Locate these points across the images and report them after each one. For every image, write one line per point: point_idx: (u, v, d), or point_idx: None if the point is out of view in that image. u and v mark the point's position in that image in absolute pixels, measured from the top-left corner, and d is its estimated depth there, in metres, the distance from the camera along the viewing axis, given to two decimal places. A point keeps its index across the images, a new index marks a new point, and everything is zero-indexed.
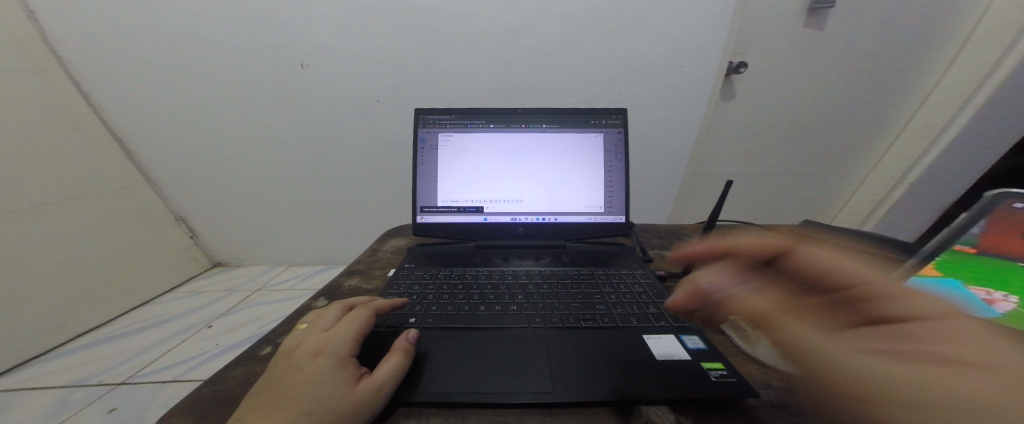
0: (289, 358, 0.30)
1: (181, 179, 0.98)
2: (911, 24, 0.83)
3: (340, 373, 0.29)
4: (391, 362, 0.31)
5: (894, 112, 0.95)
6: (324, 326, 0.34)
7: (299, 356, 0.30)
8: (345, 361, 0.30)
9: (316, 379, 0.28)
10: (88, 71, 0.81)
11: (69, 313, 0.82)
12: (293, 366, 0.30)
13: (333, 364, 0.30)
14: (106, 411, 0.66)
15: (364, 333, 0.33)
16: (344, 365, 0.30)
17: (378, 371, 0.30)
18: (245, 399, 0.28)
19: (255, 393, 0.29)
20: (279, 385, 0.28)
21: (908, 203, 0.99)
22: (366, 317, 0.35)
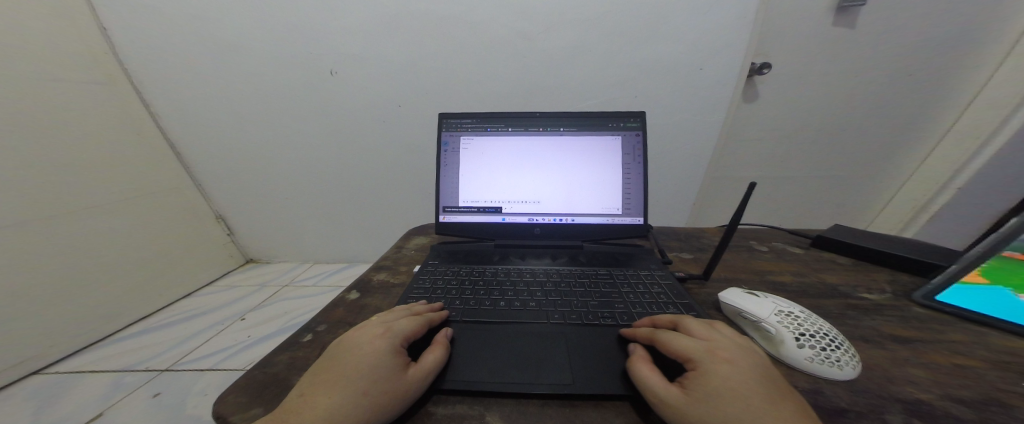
0: (352, 337, 0.33)
1: (222, 181, 1.05)
2: (955, 19, 0.78)
3: (393, 358, 0.31)
4: (435, 353, 0.33)
5: (936, 112, 0.90)
6: (386, 317, 0.36)
7: (362, 336, 0.33)
8: (398, 348, 0.33)
9: (371, 360, 0.31)
10: (146, 81, 0.88)
11: (123, 304, 0.89)
12: (355, 344, 0.32)
13: (389, 349, 0.32)
14: (151, 396, 0.72)
15: (420, 329, 0.36)
16: (397, 352, 0.32)
17: (424, 360, 0.32)
18: (312, 373, 0.31)
19: (321, 367, 0.31)
20: (341, 362, 0.31)
21: (951, 208, 0.94)
22: (423, 317, 0.37)
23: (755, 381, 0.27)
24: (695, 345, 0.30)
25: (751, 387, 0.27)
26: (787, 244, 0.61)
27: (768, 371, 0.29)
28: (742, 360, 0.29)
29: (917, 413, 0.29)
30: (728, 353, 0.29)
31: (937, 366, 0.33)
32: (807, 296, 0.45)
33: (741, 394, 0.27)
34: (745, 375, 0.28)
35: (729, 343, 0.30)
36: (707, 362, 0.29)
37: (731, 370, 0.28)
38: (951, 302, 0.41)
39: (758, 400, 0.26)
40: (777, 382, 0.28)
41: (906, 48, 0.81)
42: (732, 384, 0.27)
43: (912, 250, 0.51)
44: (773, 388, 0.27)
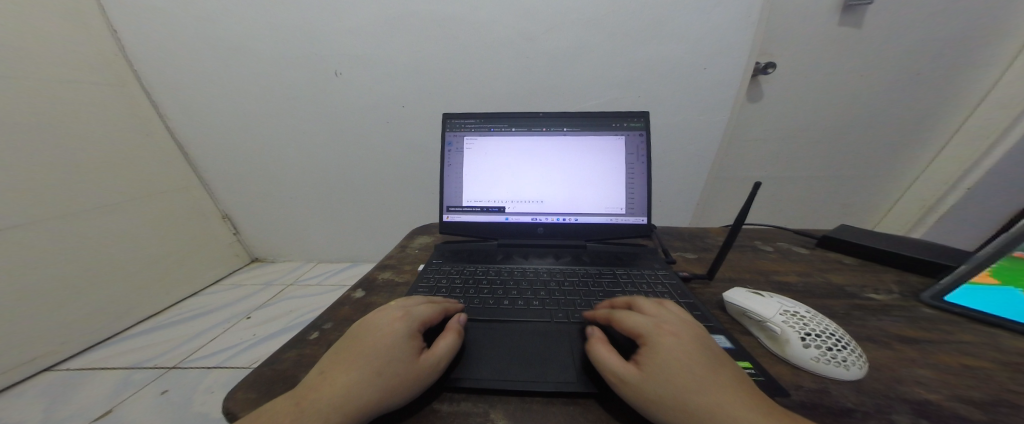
0: (372, 319, 0.34)
1: (228, 182, 1.06)
2: (965, 17, 0.77)
3: (409, 342, 0.32)
4: (447, 340, 0.33)
5: (945, 111, 0.89)
6: (407, 303, 0.38)
7: (381, 318, 0.34)
8: (415, 333, 0.33)
9: (389, 342, 0.32)
10: (156, 83, 0.89)
11: (132, 302, 0.90)
12: (375, 326, 0.33)
13: (406, 333, 0.33)
14: (159, 393, 0.73)
15: (436, 317, 0.36)
16: (413, 337, 0.33)
17: (436, 346, 0.32)
18: (333, 351, 0.33)
19: (342, 347, 0.33)
20: (360, 343, 0.32)
21: (960, 208, 0.93)
22: (440, 306, 0.38)
23: (700, 352, 0.30)
24: (646, 322, 0.33)
25: (696, 357, 0.29)
26: (793, 244, 0.60)
27: (711, 343, 0.31)
28: (686, 332, 0.31)
29: (924, 413, 0.29)
30: (673, 327, 0.32)
31: (945, 367, 0.33)
32: (813, 296, 0.45)
33: (687, 364, 0.29)
34: (690, 346, 0.30)
35: (675, 318, 0.33)
36: (657, 336, 0.31)
37: (678, 343, 0.30)
38: (960, 303, 0.41)
39: (703, 368, 0.29)
40: (720, 352, 0.31)
41: (914, 47, 0.80)
42: (679, 355, 0.29)
43: (920, 250, 0.51)
44: (717, 358, 0.30)
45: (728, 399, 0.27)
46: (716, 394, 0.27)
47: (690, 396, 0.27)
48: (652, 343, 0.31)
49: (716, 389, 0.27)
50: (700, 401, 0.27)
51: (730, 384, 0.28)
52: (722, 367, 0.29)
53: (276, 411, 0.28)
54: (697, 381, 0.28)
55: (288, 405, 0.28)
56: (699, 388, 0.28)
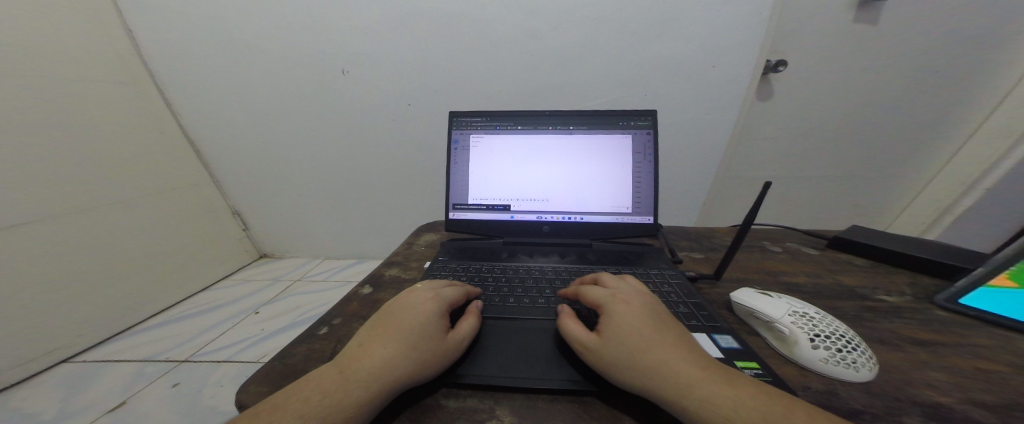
0: (404, 300, 0.37)
1: (238, 179, 1.08)
2: (985, 13, 0.75)
3: (438, 320, 0.35)
4: (470, 321, 0.36)
5: (963, 110, 0.87)
6: (432, 285, 0.41)
7: (413, 298, 0.37)
8: (444, 313, 0.36)
9: (421, 319, 0.34)
10: (169, 81, 0.91)
11: (145, 297, 0.92)
12: (408, 305, 0.36)
13: (437, 311, 0.36)
14: (171, 385, 0.74)
15: (461, 299, 0.39)
16: (442, 315, 0.36)
17: (461, 325, 0.35)
18: (368, 325, 0.35)
19: (376, 323, 0.35)
20: (394, 318, 0.35)
21: (978, 210, 0.91)
22: (463, 289, 0.41)
23: (650, 315, 0.33)
24: (605, 293, 0.37)
25: (646, 319, 0.33)
26: (802, 245, 0.59)
27: (663, 312, 0.35)
28: (638, 301, 0.35)
29: (935, 416, 0.28)
30: (627, 297, 0.36)
31: (959, 370, 0.32)
32: (822, 297, 0.44)
33: (637, 324, 0.32)
34: (641, 311, 0.34)
35: (630, 291, 0.37)
36: (612, 303, 0.35)
37: (630, 308, 0.34)
38: (976, 306, 0.40)
39: (651, 328, 0.32)
40: (673, 321, 0.34)
41: (931, 44, 0.78)
42: (631, 318, 0.33)
43: (934, 252, 0.50)
44: (668, 323, 0.33)
45: (672, 352, 0.30)
46: (661, 349, 0.30)
47: (638, 350, 0.30)
48: (608, 310, 0.35)
49: (661, 344, 0.31)
50: (646, 354, 0.30)
51: (679, 343, 0.31)
52: (672, 331, 0.32)
53: (321, 379, 0.30)
54: (649, 339, 0.31)
55: (331, 374, 0.30)
56: (646, 343, 0.31)
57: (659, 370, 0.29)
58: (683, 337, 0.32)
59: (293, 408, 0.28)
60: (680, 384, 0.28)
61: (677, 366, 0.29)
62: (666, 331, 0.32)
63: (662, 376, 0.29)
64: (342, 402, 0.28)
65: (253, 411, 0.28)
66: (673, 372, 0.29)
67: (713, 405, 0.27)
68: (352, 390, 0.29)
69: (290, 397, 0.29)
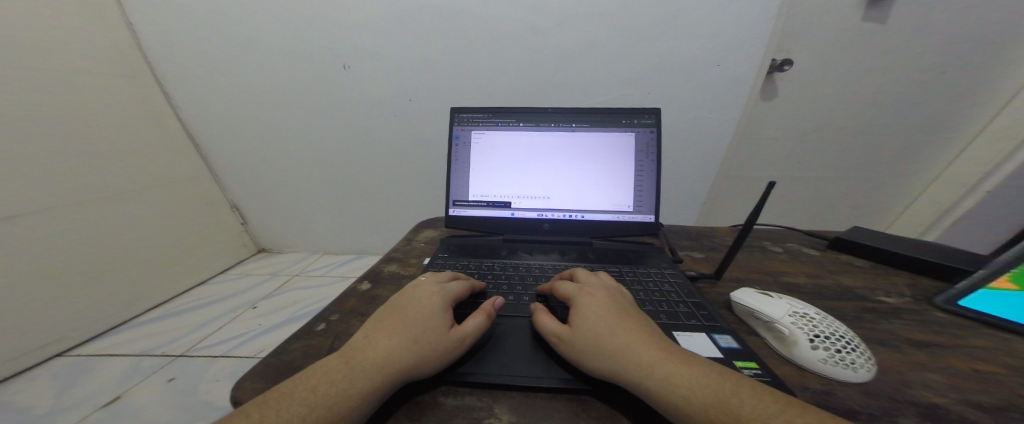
0: (409, 293, 0.38)
1: (238, 173, 1.07)
2: (993, 15, 0.75)
3: (443, 314, 0.35)
4: (477, 319, 0.35)
5: (966, 112, 0.87)
6: (437, 279, 0.41)
7: (419, 292, 0.38)
8: (449, 307, 0.37)
9: (426, 312, 0.35)
10: (168, 74, 0.90)
11: (142, 290, 0.92)
12: (413, 298, 0.37)
13: (442, 305, 0.36)
14: (166, 380, 0.74)
15: (466, 294, 0.40)
16: (447, 310, 0.36)
17: (466, 323, 0.34)
18: (375, 318, 0.36)
19: (383, 315, 0.36)
20: (401, 311, 0.35)
21: (976, 212, 0.91)
22: (467, 284, 0.41)
23: (614, 305, 0.35)
24: (573, 286, 0.38)
25: (610, 308, 0.34)
26: (803, 245, 0.59)
27: (629, 305, 0.36)
28: (603, 294, 0.36)
29: (932, 416, 0.28)
30: (593, 290, 0.37)
31: (956, 371, 0.32)
32: (822, 298, 0.44)
33: (601, 313, 0.34)
34: (605, 302, 0.35)
35: (598, 284, 0.38)
36: (578, 296, 0.37)
37: (596, 299, 0.36)
38: (974, 307, 0.40)
39: (614, 316, 0.34)
40: (640, 315, 0.35)
41: (938, 45, 0.78)
42: (596, 307, 0.35)
43: (936, 254, 0.49)
44: (632, 316, 0.34)
45: (633, 337, 0.31)
46: (623, 334, 0.32)
47: (601, 335, 0.32)
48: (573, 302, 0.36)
49: (623, 330, 0.32)
50: (609, 339, 0.31)
51: (639, 333, 0.32)
52: (634, 322, 0.33)
53: (328, 369, 0.30)
54: (609, 328, 0.32)
55: (338, 363, 0.31)
56: (609, 329, 0.32)
57: (622, 354, 0.30)
58: (645, 329, 0.33)
59: (301, 396, 0.28)
60: (641, 367, 0.29)
61: (639, 349, 0.30)
62: (628, 322, 0.33)
63: (624, 359, 0.30)
64: (347, 392, 0.29)
65: (263, 399, 0.28)
66: (635, 355, 0.30)
67: (672, 385, 0.28)
68: (357, 380, 0.30)
69: (297, 386, 0.29)
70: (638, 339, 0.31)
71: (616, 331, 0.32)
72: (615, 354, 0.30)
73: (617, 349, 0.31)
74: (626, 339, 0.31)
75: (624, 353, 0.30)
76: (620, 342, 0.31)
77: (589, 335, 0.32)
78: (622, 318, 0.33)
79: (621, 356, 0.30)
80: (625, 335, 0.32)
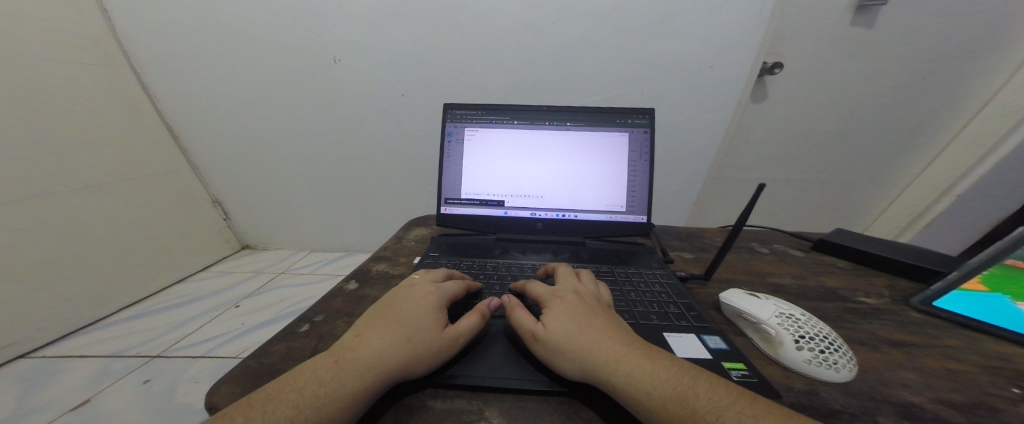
0: (403, 293, 0.37)
1: (220, 166, 1.03)
2: (973, 25, 0.77)
3: (438, 314, 0.34)
4: (470, 319, 0.34)
5: (943, 119, 0.90)
6: (431, 278, 0.40)
7: (415, 292, 0.37)
8: (444, 307, 0.36)
9: (420, 312, 0.34)
10: (145, 61, 0.86)
11: (115, 288, 0.88)
12: (409, 298, 0.36)
13: (437, 305, 0.35)
14: (141, 382, 0.71)
15: (462, 294, 0.39)
16: (441, 310, 0.35)
17: (459, 323, 0.34)
18: (367, 317, 0.35)
19: (376, 314, 0.35)
20: (394, 311, 0.35)
21: (948, 215, 0.94)
22: (464, 283, 0.41)
23: (583, 305, 0.35)
24: (544, 289, 0.38)
25: (578, 308, 0.35)
26: (789, 247, 0.61)
27: (601, 307, 0.36)
28: (573, 297, 0.36)
29: (908, 415, 0.29)
30: (564, 292, 0.37)
31: (930, 370, 0.34)
32: (806, 299, 0.45)
33: (570, 312, 0.34)
34: (574, 305, 0.35)
35: (569, 287, 0.38)
36: (549, 299, 0.36)
37: (565, 300, 0.36)
38: (949, 308, 0.41)
39: (582, 315, 0.34)
40: (614, 317, 0.35)
41: (918, 53, 0.80)
42: (565, 307, 0.35)
43: (914, 256, 0.51)
44: (604, 317, 0.34)
45: (600, 335, 0.32)
46: (590, 332, 0.32)
47: (568, 334, 0.32)
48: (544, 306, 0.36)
49: (590, 328, 0.32)
50: (575, 337, 0.31)
51: (609, 334, 0.32)
52: (606, 323, 0.33)
53: (317, 368, 0.30)
54: (577, 330, 0.32)
55: (327, 363, 0.30)
56: (576, 328, 0.32)
57: (588, 352, 0.30)
58: (617, 329, 0.32)
59: (287, 397, 0.27)
60: (606, 363, 0.30)
61: (605, 346, 0.30)
62: (599, 324, 0.33)
63: (590, 357, 0.30)
64: (336, 393, 0.28)
65: (247, 400, 0.27)
66: (601, 352, 0.30)
67: (636, 380, 0.28)
68: (346, 380, 0.29)
69: (284, 386, 0.28)
70: (606, 340, 0.31)
71: (585, 334, 0.32)
72: (583, 356, 0.30)
73: (585, 352, 0.30)
74: (594, 341, 0.31)
75: (592, 355, 0.30)
76: (588, 344, 0.31)
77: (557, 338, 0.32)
78: (592, 320, 0.33)
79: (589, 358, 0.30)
80: (594, 338, 0.31)
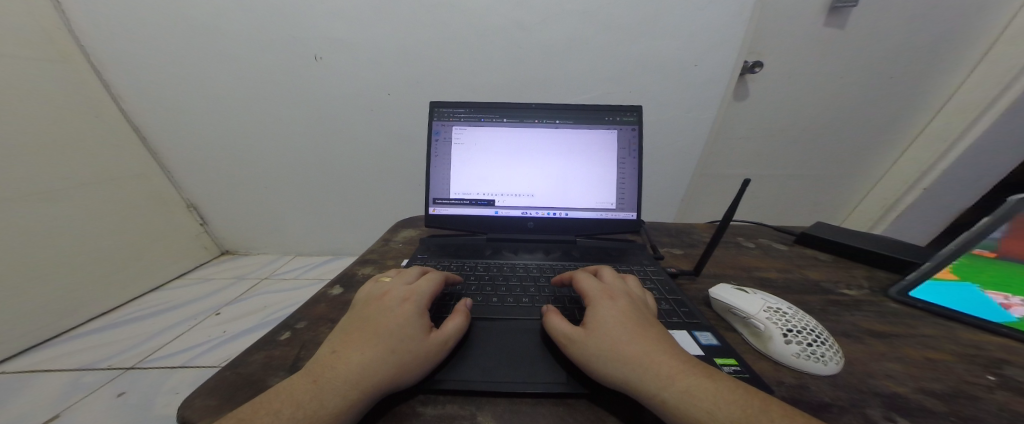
0: (381, 302, 0.36)
1: (195, 169, 0.99)
2: (937, 25, 0.80)
3: (419, 319, 0.34)
4: (456, 320, 0.34)
5: (912, 115, 0.94)
6: (405, 280, 0.39)
7: (389, 300, 0.36)
8: (424, 311, 0.35)
9: (401, 321, 0.33)
10: (107, 58, 0.81)
11: (79, 298, 0.83)
12: (384, 308, 0.35)
13: (416, 311, 0.34)
14: (114, 395, 0.67)
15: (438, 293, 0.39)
16: (422, 315, 0.34)
17: (445, 326, 0.33)
18: (343, 331, 0.33)
19: (351, 327, 0.33)
20: (372, 323, 0.33)
21: (917, 208, 0.99)
22: (439, 275, 0.41)
23: (634, 311, 0.35)
24: (597, 287, 0.38)
25: (630, 313, 0.34)
26: (773, 241, 0.62)
27: (650, 316, 0.35)
28: (625, 301, 0.36)
29: (893, 405, 0.30)
30: (617, 294, 0.37)
31: (911, 360, 0.35)
32: (791, 292, 0.47)
33: (621, 318, 0.34)
34: (625, 310, 0.35)
35: (621, 289, 0.38)
36: (601, 299, 0.36)
37: (617, 303, 0.36)
38: (924, 298, 0.43)
39: (633, 321, 0.33)
40: (660, 327, 0.34)
41: (887, 53, 0.84)
42: (616, 311, 0.34)
43: (892, 248, 0.53)
44: (653, 326, 0.33)
45: (651, 345, 0.31)
46: (641, 341, 0.31)
47: (618, 342, 0.31)
48: (595, 304, 0.36)
49: (642, 338, 0.31)
50: (621, 345, 0.31)
51: (655, 341, 0.31)
52: (654, 332, 0.32)
53: (295, 389, 0.28)
54: (626, 338, 0.31)
55: (306, 383, 0.28)
56: (627, 336, 0.32)
57: (638, 360, 0.30)
58: (664, 339, 0.32)
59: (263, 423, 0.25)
60: (658, 376, 0.29)
61: (657, 358, 0.30)
62: (646, 331, 0.32)
63: (641, 367, 0.29)
64: (318, 413, 0.26)
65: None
66: (653, 365, 0.29)
67: (693, 397, 0.27)
68: (328, 399, 0.27)
69: (258, 411, 0.26)
70: (654, 349, 0.30)
71: (631, 341, 0.31)
72: (628, 363, 0.30)
73: (629, 359, 0.30)
74: (639, 350, 0.30)
75: (637, 363, 0.30)
76: (633, 353, 0.30)
77: (603, 341, 0.32)
78: (640, 326, 0.33)
79: (633, 365, 0.30)
80: (639, 346, 0.31)
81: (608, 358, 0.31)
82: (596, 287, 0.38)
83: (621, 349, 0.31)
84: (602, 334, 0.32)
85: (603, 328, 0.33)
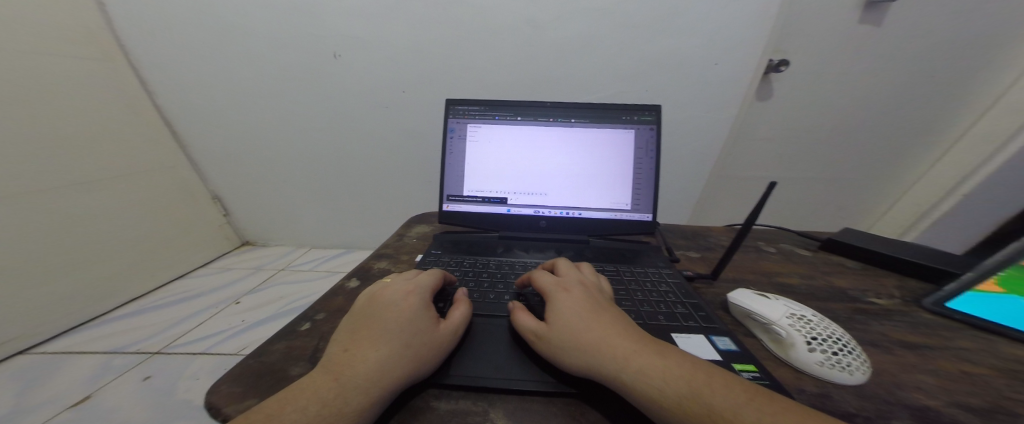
0: (383, 296, 0.35)
1: (219, 163, 1.02)
2: (982, 21, 0.76)
3: (426, 311, 0.34)
4: (461, 309, 0.35)
5: (950, 116, 0.89)
6: (405, 276, 0.39)
7: (390, 293, 0.35)
8: (429, 304, 0.35)
9: (407, 314, 0.33)
10: (142, 56, 0.85)
11: (111, 285, 0.87)
12: (386, 302, 0.34)
13: (422, 303, 0.34)
14: (142, 378, 0.71)
15: (438, 285, 0.39)
16: (429, 307, 0.35)
17: (452, 316, 0.34)
18: (349, 328, 0.33)
19: (357, 323, 0.33)
20: (378, 316, 0.33)
21: (953, 215, 0.94)
22: (438, 271, 0.41)
23: (590, 299, 0.35)
24: (551, 280, 0.38)
25: (585, 302, 0.34)
26: (796, 246, 0.60)
27: (608, 304, 0.35)
28: (579, 291, 0.36)
29: (925, 419, 0.28)
30: (571, 285, 0.36)
31: (946, 373, 0.33)
32: (815, 299, 0.45)
33: (576, 307, 0.33)
34: (581, 299, 0.34)
35: (575, 279, 0.38)
36: (555, 291, 0.36)
37: (572, 293, 0.35)
38: (962, 310, 0.41)
39: (589, 310, 0.33)
40: (620, 313, 0.34)
41: (925, 51, 0.79)
42: (572, 301, 0.34)
43: (926, 256, 0.50)
44: (611, 312, 0.33)
45: (608, 330, 0.31)
46: (598, 328, 0.31)
47: (576, 331, 0.31)
48: (551, 298, 0.35)
49: (598, 324, 0.31)
50: (579, 334, 0.31)
51: (614, 328, 0.31)
52: (613, 318, 0.32)
53: (316, 387, 0.28)
54: (583, 327, 0.31)
55: (326, 381, 0.28)
56: (584, 324, 0.31)
57: (595, 347, 0.30)
58: (625, 325, 0.32)
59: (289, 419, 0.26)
60: (615, 359, 0.29)
61: (614, 343, 0.30)
62: (604, 318, 0.32)
63: (600, 352, 0.29)
64: (342, 410, 0.27)
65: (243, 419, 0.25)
66: (611, 349, 0.29)
67: (648, 377, 0.27)
68: (350, 397, 0.27)
69: (283, 409, 0.26)
70: (613, 335, 0.30)
71: (589, 329, 0.31)
72: (587, 351, 0.30)
73: (587, 347, 0.30)
74: (597, 337, 0.30)
75: (596, 350, 0.29)
76: (591, 341, 0.30)
77: (562, 333, 0.31)
78: (597, 314, 0.33)
79: (592, 353, 0.30)
80: (598, 333, 0.31)
81: (569, 349, 0.30)
82: (549, 280, 0.38)
83: (579, 339, 0.30)
84: (561, 327, 0.32)
85: (561, 321, 0.32)
